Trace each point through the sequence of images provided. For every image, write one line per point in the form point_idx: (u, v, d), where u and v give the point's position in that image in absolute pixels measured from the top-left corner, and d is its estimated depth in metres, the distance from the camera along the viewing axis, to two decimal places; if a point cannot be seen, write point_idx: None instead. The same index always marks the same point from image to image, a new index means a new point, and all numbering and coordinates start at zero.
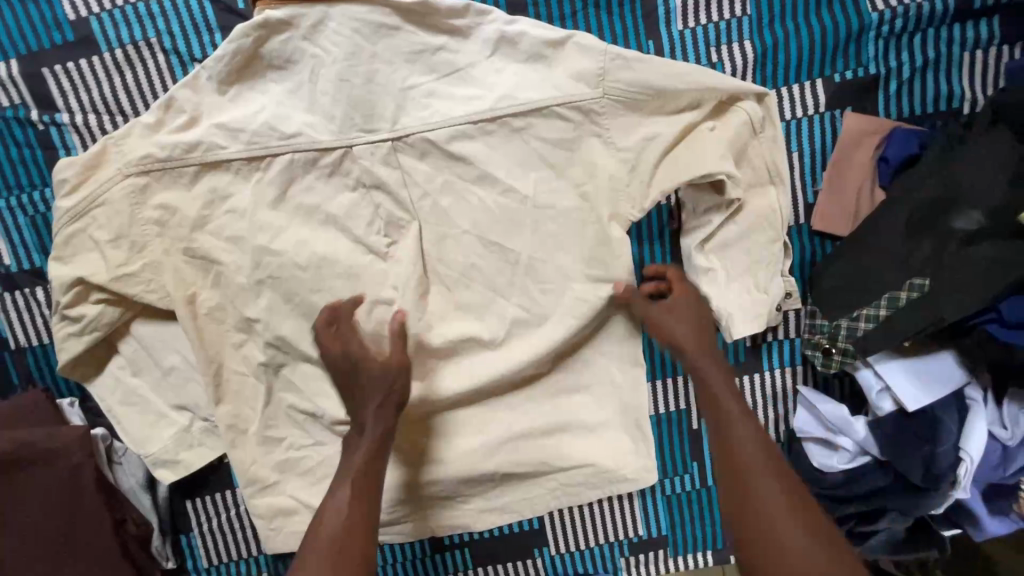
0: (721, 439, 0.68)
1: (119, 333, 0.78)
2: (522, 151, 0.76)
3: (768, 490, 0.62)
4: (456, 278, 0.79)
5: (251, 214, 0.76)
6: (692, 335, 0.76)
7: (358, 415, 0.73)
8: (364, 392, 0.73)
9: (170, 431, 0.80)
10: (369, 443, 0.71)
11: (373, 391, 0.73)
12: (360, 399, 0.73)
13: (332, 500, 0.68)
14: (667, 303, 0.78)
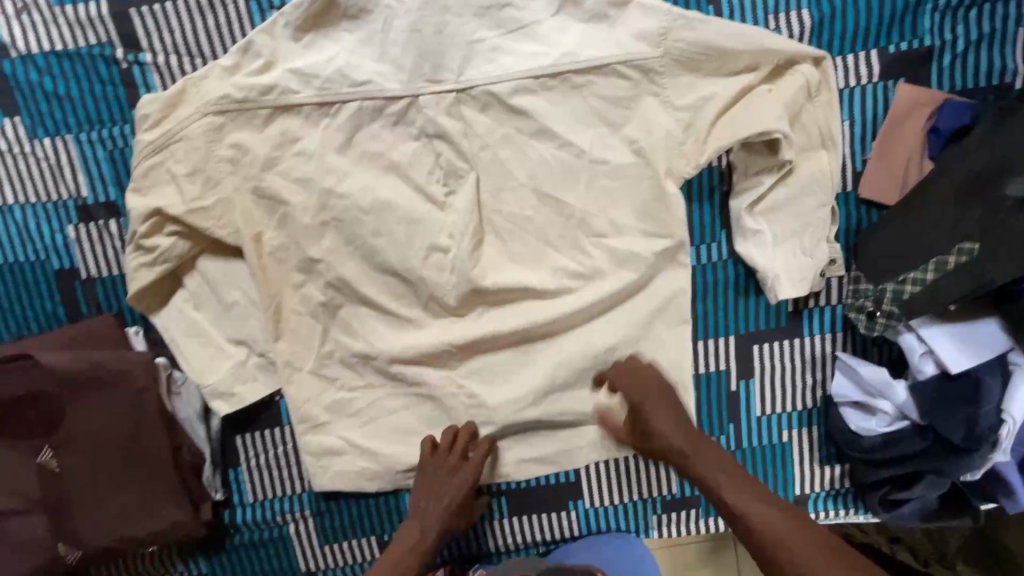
0: (724, 502, 0.75)
1: (187, 266, 0.81)
2: (581, 108, 0.79)
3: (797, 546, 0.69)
4: (511, 229, 0.82)
5: (318, 157, 0.79)
6: (679, 433, 0.80)
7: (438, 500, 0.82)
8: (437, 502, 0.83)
9: (228, 365, 0.83)
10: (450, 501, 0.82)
11: (459, 483, 0.82)
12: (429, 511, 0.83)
13: (384, 561, 0.80)
14: (635, 379, 0.82)
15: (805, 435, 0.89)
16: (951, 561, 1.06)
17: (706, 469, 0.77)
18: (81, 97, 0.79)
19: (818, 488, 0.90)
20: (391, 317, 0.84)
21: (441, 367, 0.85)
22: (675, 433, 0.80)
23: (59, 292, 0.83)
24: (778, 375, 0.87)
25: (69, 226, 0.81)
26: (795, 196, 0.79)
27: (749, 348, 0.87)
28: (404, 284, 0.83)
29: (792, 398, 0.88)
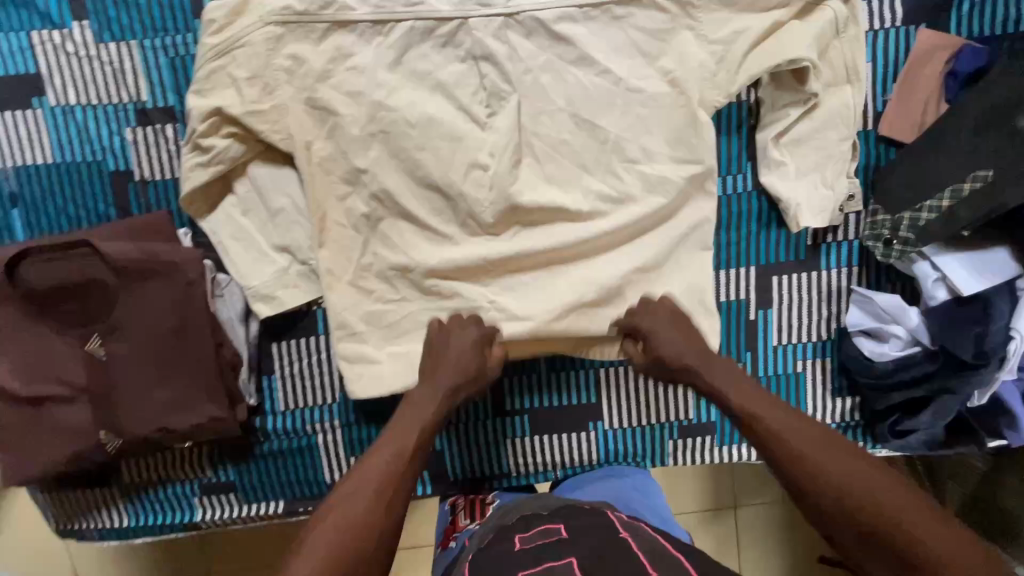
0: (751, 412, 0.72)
1: (238, 172, 0.86)
2: (620, 38, 0.84)
3: (827, 458, 0.65)
4: (548, 152, 0.87)
5: (369, 71, 0.83)
6: (691, 350, 0.81)
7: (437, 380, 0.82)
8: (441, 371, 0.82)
9: (272, 270, 0.87)
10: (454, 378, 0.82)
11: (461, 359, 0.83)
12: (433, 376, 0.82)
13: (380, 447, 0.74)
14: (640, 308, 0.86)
15: (818, 366, 0.93)
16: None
17: (726, 389, 0.76)
18: (148, 5, 0.83)
19: (829, 420, 0.94)
20: (429, 233, 0.88)
21: (474, 283, 0.89)
22: (691, 355, 0.80)
23: (113, 193, 0.87)
24: (795, 306, 0.91)
25: (127, 128, 0.85)
26: (820, 128, 0.83)
27: (767, 278, 0.91)
28: (443, 200, 0.87)
29: (807, 330, 0.92)
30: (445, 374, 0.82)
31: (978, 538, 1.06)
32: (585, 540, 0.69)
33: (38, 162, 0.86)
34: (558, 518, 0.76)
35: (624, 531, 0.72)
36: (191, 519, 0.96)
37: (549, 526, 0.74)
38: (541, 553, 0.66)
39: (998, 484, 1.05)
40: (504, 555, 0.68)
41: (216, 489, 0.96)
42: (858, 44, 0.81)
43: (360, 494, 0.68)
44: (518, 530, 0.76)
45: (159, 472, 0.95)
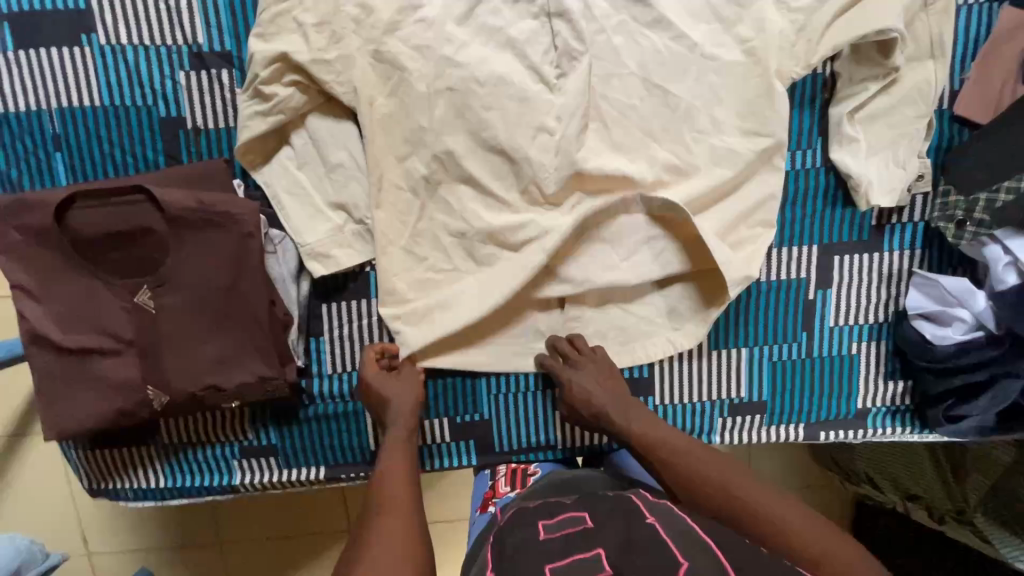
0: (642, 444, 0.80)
1: (295, 124, 0.82)
2: (699, 3, 0.82)
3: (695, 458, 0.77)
4: (616, 117, 0.84)
5: (439, 25, 0.79)
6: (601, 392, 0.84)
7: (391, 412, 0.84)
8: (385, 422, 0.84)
9: (327, 227, 0.84)
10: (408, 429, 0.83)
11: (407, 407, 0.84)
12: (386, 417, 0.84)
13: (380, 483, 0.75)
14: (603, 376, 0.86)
15: (873, 349, 0.92)
16: (969, 517, 1.08)
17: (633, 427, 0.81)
18: None
19: (879, 403, 0.93)
20: (488, 199, 0.85)
21: None
22: (607, 402, 0.83)
23: (162, 140, 0.83)
24: (854, 286, 0.90)
25: (180, 73, 0.81)
26: (896, 105, 0.82)
27: (828, 259, 0.90)
28: (507, 164, 0.84)
29: (865, 311, 0.91)
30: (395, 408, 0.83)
31: (999, 531, 1.05)
32: (613, 527, 0.64)
33: (85, 104, 0.82)
34: (582, 500, 0.71)
35: (649, 514, 0.67)
36: (230, 482, 0.94)
37: (574, 511, 0.68)
38: (567, 546, 0.61)
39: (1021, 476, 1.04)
40: (527, 545, 0.63)
41: (256, 452, 0.93)
42: (945, 18, 0.79)
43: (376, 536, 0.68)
44: (540, 513, 0.70)
45: (199, 432, 0.92)
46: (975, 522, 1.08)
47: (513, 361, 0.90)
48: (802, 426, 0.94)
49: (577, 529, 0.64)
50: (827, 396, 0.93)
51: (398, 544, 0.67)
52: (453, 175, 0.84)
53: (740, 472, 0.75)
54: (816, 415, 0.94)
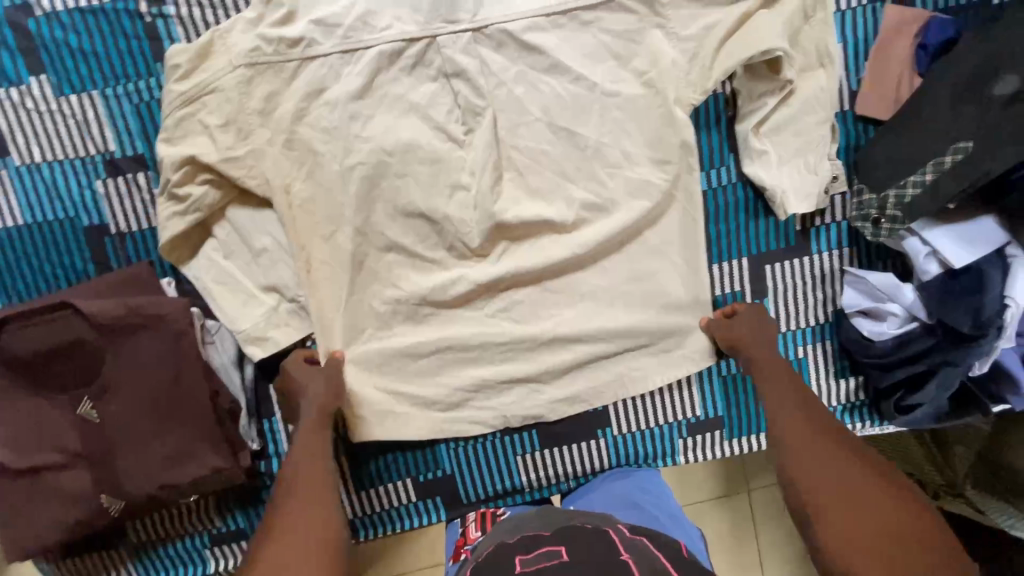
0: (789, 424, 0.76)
1: (215, 217, 0.83)
2: (592, 44, 0.83)
3: (829, 482, 0.68)
4: (528, 164, 0.86)
5: (342, 104, 0.82)
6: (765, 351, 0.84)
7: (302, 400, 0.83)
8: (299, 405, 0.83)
9: (261, 311, 0.85)
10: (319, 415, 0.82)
11: (313, 386, 0.83)
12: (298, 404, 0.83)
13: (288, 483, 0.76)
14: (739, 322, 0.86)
15: (820, 350, 0.92)
16: (960, 489, 1.05)
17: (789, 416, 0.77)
18: (106, 53, 0.80)
19: (835, 402, 0.94)
20: (416, 261, 0.87)
21: (469, 306, 0.89)
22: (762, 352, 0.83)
23: (89, 248, 0.84)
24: (789, 292, 0.91)
25: (97, 181, 0.83)
26: (798, 116, 0.83)
27: (761, 270, 0.91)
28: (429, 225, 0.86)
29: (805, 315, 0.91)
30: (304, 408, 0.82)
31: (990, 499, 1.01)
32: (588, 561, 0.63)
33: (9, 225, 0.83)
34: (560, 536, 0.70)
35: (624, 550, 0.66)
36: (205, 571, 0.94)
37: (551, 546, 0.67)
38: None
39: (1004, 441, 1.00)
40: None
41: (227, 538, 0.93)
42: (829, 29, 0.81)
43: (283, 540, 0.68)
44: (518, 548, 0.70)
45: (167, 527, 0.92)
46: (966, 493, 1.05)
47: (468, 415, 0.91)
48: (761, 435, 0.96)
49: (551, 563, 0.63)
50: None
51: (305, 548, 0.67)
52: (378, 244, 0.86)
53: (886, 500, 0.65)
54: None
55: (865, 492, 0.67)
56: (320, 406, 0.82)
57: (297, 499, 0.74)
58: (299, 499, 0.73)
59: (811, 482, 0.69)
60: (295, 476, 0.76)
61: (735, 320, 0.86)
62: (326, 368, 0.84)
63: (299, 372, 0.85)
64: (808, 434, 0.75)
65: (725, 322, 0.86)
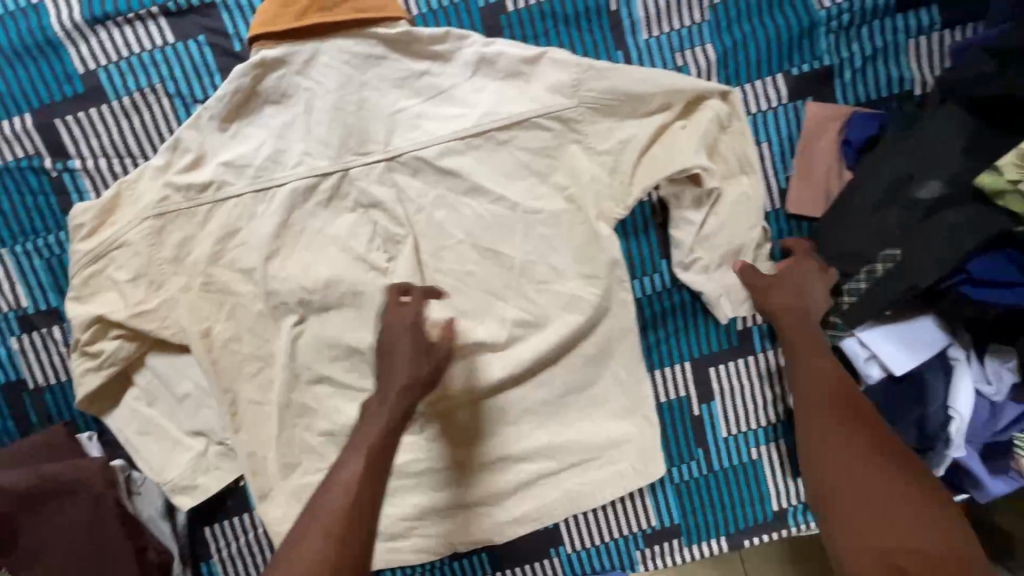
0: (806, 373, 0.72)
1: (134, 367, 0.81)
2: (511, 162, 0.81)
3: (857, 493, 0.59)
4: (455, 286, 0.84)
5: (258, 243, 0.80)
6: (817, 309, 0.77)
7: (393, 364, 0.72)
8: (394, 363, 0.72)
9: (187, 458, 0.82)
10: (408, 376, 0.72)
11: (398, 372, 0.72)
12: (388, 373, 0.72)
13: (323, 491, 0.65)
14: (771, 280, 0.79)
15: (773, 450, 0.89)
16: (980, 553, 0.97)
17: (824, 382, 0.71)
18: (14, 210, 0.79)
19: (794, 500, 0.91)
20: (347, 393, 0.84)
21: (406, 433, 0.86)
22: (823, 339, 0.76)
23: (7, 406, 0.82)
24: (734, 393, 0.88)
25: (12, 338, 0.81)
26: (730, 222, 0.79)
27: (704, 372, 0.88)
28: (356, 357, 0.83)
29: (753, 416, 0.89)
30: (405, 372, 0.72)
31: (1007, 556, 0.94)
32: None
33: None
34: None
35: None
36: None
37: None
38: None
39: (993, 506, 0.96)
40: None
41: None
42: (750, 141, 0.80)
43: (313, 543, 0.60)
44: None
45: None
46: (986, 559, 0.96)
47: (413, 543, 0.88)
48: (723, 539, 0.91)
49: None
50: (740, 505, 0.90)
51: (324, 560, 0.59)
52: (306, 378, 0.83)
53: (879, 473, 0.60)
54: (735, 524, 0.91)
55: (879, 477, 0.60)
56: (401, 384, 0.72)
57: (302, 522, 0.62)
58: (314, 515, 0.63)
59: (839, 498, 0.60)
60: (325, 498, 0.64)
61: (777, 277, 0.79)
62: (416, 326, 0.74)
63: (386, 326, 0.74)
64: (836, 406, 0.68)
65: (766, 278, 0.79)
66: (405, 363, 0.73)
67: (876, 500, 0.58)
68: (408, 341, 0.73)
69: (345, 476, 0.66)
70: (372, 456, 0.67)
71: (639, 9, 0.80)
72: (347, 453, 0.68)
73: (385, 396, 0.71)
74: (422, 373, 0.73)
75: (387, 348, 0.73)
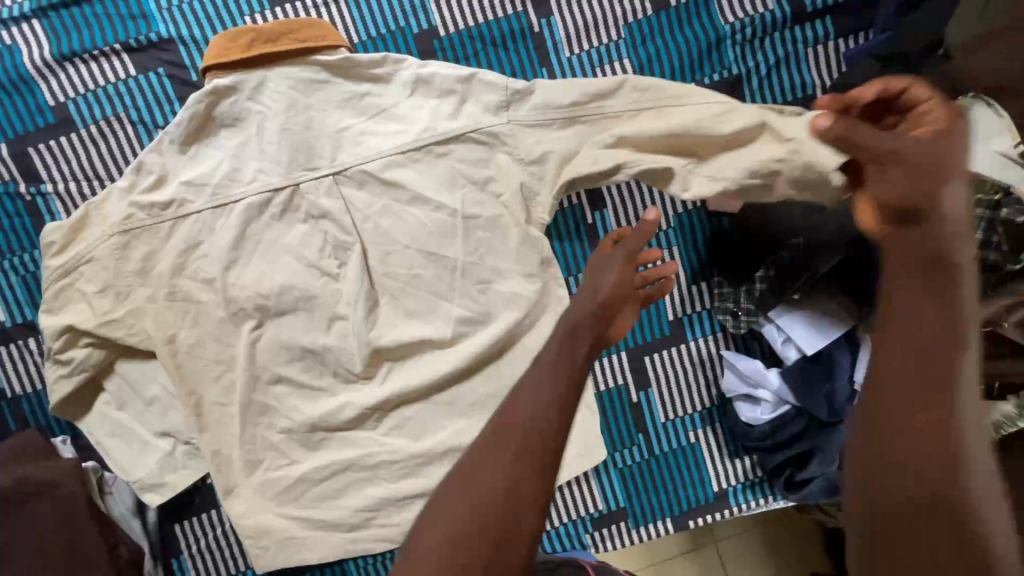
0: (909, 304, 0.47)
1: (104, 373, 0.87)
2: (450, 173, 0.88)
3: (904, 469, 0.43)
4: (402, 288, 0.90)
5: (217, 255, 0.87)
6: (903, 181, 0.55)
7: (598, 276, 0.71)
8: (597, 278, 0.71)
9: (155, 457, 0.88)
10: (603, 293, 0.69)
11: (586, 298, 0.68)
12: (587, 290, 0.70)
13: (506, 419, 0.55)
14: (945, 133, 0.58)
15: (709, 434, 0.94)
16: None
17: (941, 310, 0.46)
18: None
19: (733, 481, 0.95)
20: (305, 392, 0.90)
21: (362, 429, 0.92)
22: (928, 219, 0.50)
23: None
24: (668, 381, 0.93)
25: None
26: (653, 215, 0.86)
27: (640, 361, 0.93)
28: (312, 358, 0.89)
29: (690, 402, 0.94)
30: (602, 280, 0.70)
31: None
32: None
33: None
34: None
35: None
36: None
37: None
38: None
39: None
40: None
41: None
42: (685, 122, 0.81)
43: (487, 476, 0.51)
44: None
45: None
46: None
47: (371, 533, 0.93)
48: (668, 522, 0.95)
49: None
50: (682, 487, 0.95)
51: (517, 496, 0.50)
52: (266, 379, 0.89)
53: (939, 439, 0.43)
54: (679, 506, 0.95)
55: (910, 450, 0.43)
56: (601, 297, 0.68)
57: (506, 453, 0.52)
58: (505, 441, 0.53)
59: (904, 438, 0.43)
60: (523, 416, 0.54)
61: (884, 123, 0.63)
62: (631, 257, 0.72)
63: (592, 265, 0.74)
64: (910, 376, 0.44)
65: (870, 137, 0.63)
66: (601, 272, 0.71)
67: (904, 477, 0.43)
68: (615, 256, 0.72)
69: (544, 405, 0.55)
70: (568, 388, 0.57)
71: (560, 30, 0.88)
72: (539, 377, 0.59)
73: (586, 297, 0.69)
74: (624, 286, 0.70)
75: (606, 259, 0.73)
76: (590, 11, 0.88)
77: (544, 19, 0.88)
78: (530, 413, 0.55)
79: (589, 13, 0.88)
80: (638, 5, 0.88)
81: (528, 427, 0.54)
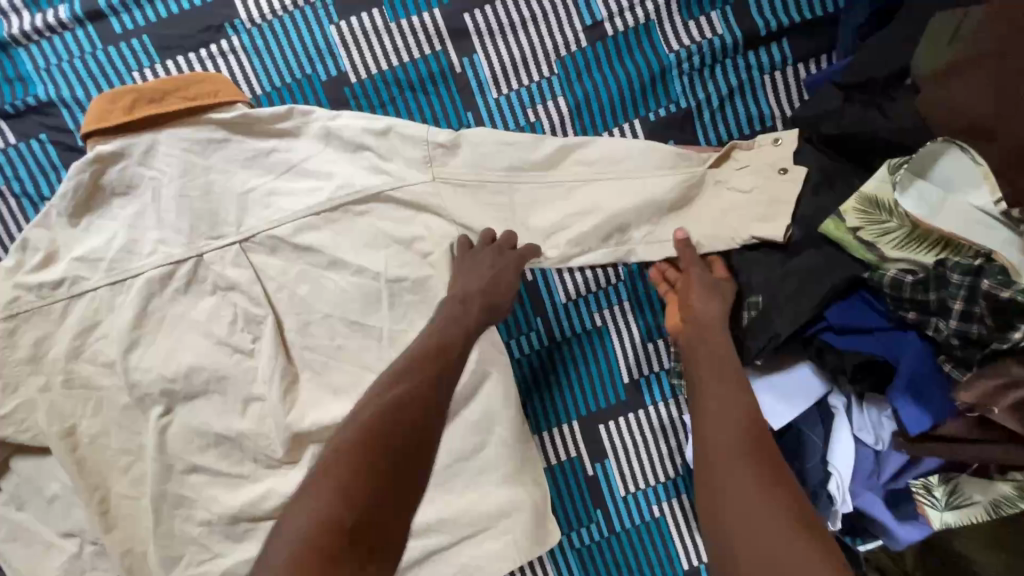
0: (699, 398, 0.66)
1: (0, 471, 0.80)
2: (371, 233, 0.79)
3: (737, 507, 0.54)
4: (325, 362, 0.81)
5: (116, 336, 0.78)
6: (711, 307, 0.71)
7: (468, 274, 0.73)
8: (465, 278, 0.74)
9: (60, 561, 0.80)
10: (483, 297, 0.72)
11: (472, 290, 0.72)
12: (463, 283, 0.73)
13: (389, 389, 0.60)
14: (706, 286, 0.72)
15: (676, 506, 0.85)
16: None
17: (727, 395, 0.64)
18: None
19: (705, 558, 0.85)
20: (224, 480, 0.81)
21: None
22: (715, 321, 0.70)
23: None
24: (625, 452, 0.84)
25: None
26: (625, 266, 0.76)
27: (595, 429, 0.84)
28: (228, 444, 0.81)
29: (652, 473, 0.84)
30: (482, 282, 0.73)
31: None
32: None
33: None
34: None
35: None
36: None
37: None
38: None
39: None
40: None
41: None
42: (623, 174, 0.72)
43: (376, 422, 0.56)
44: None
45: None
46: None
47: None
48: None
49: None
50: (649, 567, 0.85)
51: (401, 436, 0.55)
52: (179, 468, 0.80)
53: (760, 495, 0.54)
54: None
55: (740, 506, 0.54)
56: (479, 297, 0.72)
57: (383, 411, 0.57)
58: (384, 410, 0.57)
59: (726, 522, 0.54)
60: (402, 385, 0.61)
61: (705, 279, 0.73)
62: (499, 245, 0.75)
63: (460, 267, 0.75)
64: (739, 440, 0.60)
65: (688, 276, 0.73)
66: (464, 277, 0.74)
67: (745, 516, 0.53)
68: (486, 265, 0.74)
69: (410, 379, 0.61)
70: (427, 366, 0.63)
71: (485, 69, 0.79)
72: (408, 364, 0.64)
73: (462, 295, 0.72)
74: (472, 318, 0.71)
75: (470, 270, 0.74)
76: (517, 46, 0.79)
77: (466, 58, 0.79)
78: (417, 380, 0.61)
79: (514, 50, 0.79)
80: (571, 36, 0.79)
81: (418, 385, 0.60)
